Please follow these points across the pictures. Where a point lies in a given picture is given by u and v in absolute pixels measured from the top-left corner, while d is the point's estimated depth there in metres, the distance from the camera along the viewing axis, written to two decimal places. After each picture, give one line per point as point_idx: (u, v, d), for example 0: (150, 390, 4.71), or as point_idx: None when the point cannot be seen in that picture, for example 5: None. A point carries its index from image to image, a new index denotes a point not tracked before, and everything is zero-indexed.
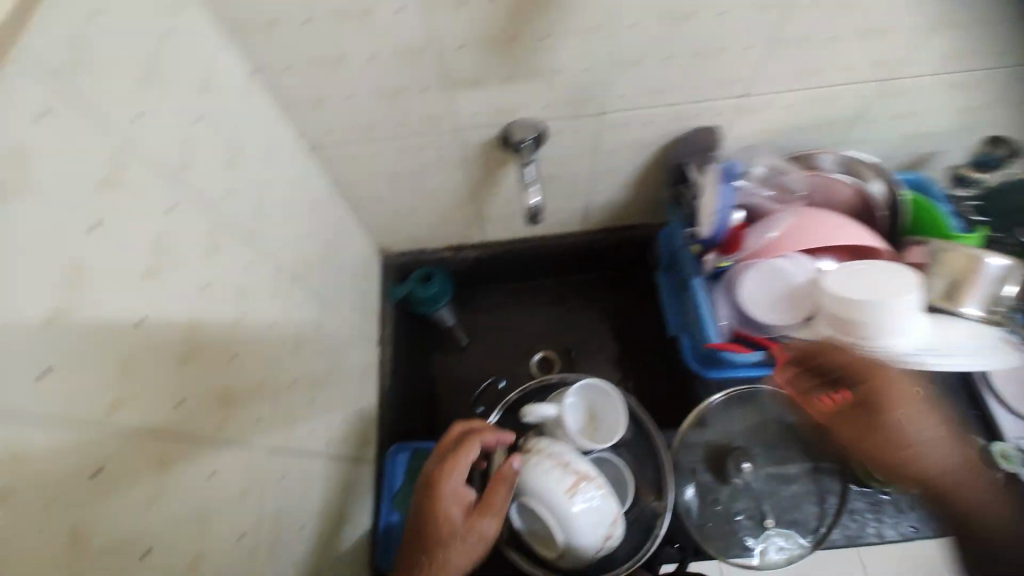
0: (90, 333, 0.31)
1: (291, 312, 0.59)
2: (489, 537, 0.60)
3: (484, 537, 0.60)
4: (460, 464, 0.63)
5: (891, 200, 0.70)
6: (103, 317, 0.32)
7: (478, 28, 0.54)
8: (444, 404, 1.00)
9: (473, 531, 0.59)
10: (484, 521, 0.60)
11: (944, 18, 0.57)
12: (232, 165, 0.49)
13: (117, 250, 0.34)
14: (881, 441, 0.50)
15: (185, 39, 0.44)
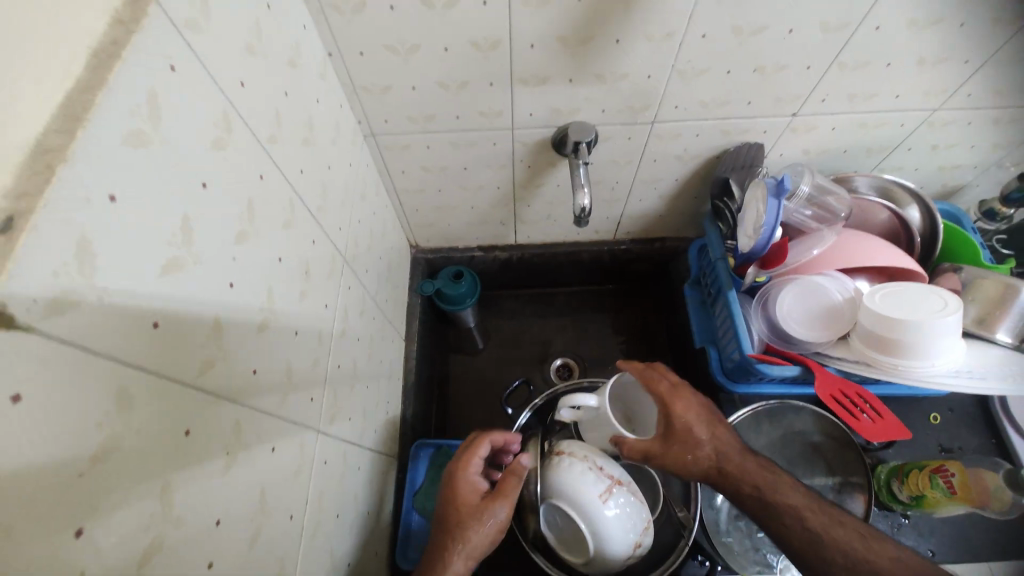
0: (189, 292, 0.31)
1: (342, 294, 0.58)
2: (502, 524, 0.58)
3: (498, 522, 0.58)
4: (467, 461, 0.63)
5: (923, 225, 0.75)
6: (197, 276, 0.31)
7: (555, 27, 0.54)
8: (462, 404, 1.00)
9: (486, 514, 0.58)
10: (497, 505, 0.58)
11: (994, 56, 0.60)
12: (307, 141, 0.50)
13: (215, 209, 0.33)
14: (683, 453, 0.58)
15: (279, 11, 0.44)
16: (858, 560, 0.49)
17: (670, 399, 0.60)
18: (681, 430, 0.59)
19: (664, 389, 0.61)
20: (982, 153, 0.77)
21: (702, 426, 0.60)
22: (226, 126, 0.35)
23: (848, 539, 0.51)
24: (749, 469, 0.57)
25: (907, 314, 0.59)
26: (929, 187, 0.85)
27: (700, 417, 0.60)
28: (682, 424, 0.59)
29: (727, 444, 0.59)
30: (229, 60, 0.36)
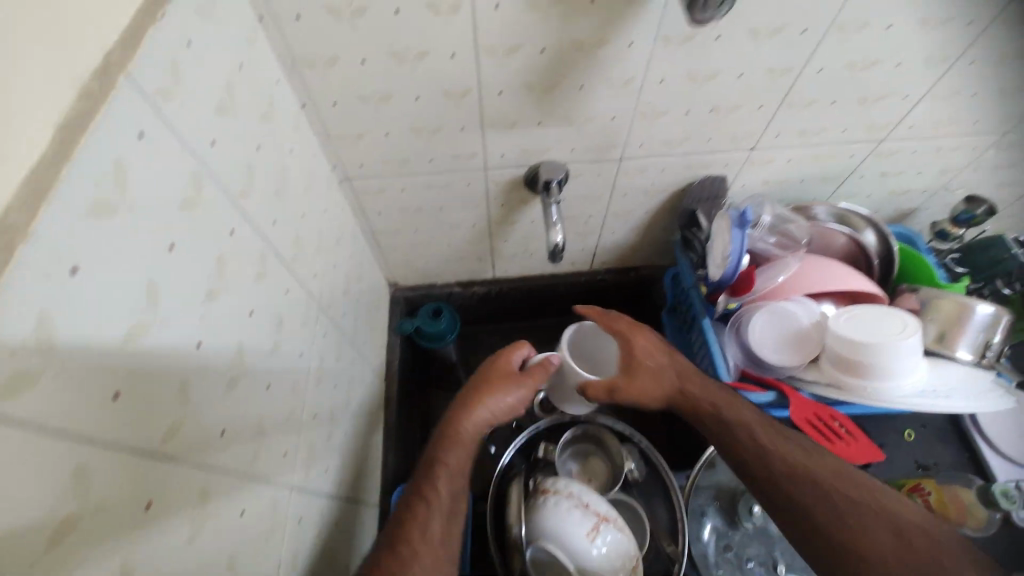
0: (154, 358, 0.30)
1: (317, 339, 0.58)
2: (512, 406, 0.65)
3: (511, 405, 0.65)
4: (490, 369, 0.68)
5: (879, 246, 0.79)
6: (162, 340, 0.31)
7: (521, 76, 0.57)
8: None
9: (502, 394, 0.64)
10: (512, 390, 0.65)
11: (928, 93, 0.65)
12: (280, 191, 0.50)
13: (182, 270, 0.33)
14: (643, 380, 0.65)
15: (251, 69, 0.45)
16: (798, 469, 0.54)
17: (628, 331, 0.68)
18: (643, 362, 0.66)
19: (623, 323, 0.69)
20: (928, 179, 0.82)
21: (660, 359, 0.67)
22: (197, 187, 0.36)
23: (791, 450, 0.56)
24: (708, 392, 0.64)
25: (874, 337, 0.61)
26: (884, 211, 0.90)
27: (659, 349, 0.68)
28: (643, 357, 0.66)
29: (690, 371, 0.66)
30: (201, 122, 0.37)
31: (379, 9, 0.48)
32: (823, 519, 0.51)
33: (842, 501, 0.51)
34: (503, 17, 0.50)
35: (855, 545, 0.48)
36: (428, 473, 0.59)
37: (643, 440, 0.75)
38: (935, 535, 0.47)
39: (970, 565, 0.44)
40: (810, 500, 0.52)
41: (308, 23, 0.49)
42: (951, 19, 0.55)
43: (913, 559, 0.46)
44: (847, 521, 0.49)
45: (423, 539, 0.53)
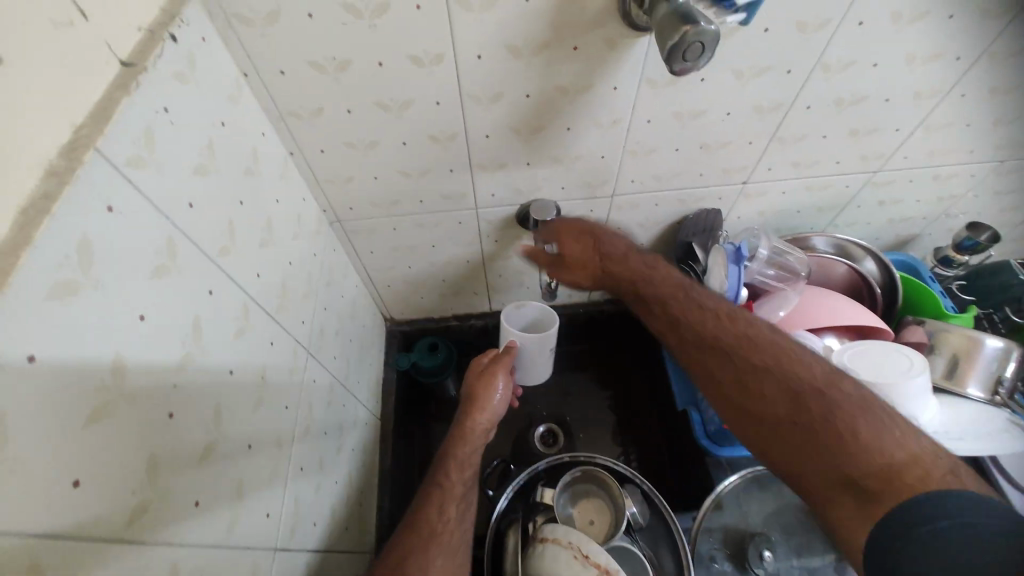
0: (118, 436, 0.30)
1: (304, 387, 0.57)
2: (498, 413, 0.73)
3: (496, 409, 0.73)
4: (472, 375, 0.76)
5: (880, 275, 0.78)
6: (131, 419, 0.31)
7: (507, 121, 0.57)
8: None
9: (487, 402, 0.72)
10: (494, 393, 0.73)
11: (921, 124, 0.64)
12: (265, 242, 0.50)
13: (152, 344, 0.33)
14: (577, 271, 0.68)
15: (233, 126, 0.46)
16: (714, 345, 0.52)
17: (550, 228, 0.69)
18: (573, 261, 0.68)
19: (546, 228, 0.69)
20: (928, 206, 0.80)
21: (587, 252, 0.67)
22: (171, 251, 0.36)
23: (708, 326, 0.53)
24: (638, 271, 0.63)
25: (877, 376, 0.59)
26: (884, 238, 0.89)
27: (586, 239, 0.68)
28: (572, 256, 0.68)
29: (618, 254, 0.66)
30: (179, 185, 0.37)
31: (362, 63, 0.48)
32: (739, 403, 0.47)
33: (749, 371, 0.47)
34: (486, 66, 0.50)
35: (762, 418, 0.45)
36: (443, 468, 0.67)
37: (645, 483, 0.75)
38: (840, 394, 0.41)
39: (863, 426, 0.38)
40: (726, 385, 0.49)
41: (293, 78, 0.49)
42: (938, 54, 0.55)
43: (813, 428, 0.41)
44: (755, 395, 0.46)
45: (442, 525, 0.60)
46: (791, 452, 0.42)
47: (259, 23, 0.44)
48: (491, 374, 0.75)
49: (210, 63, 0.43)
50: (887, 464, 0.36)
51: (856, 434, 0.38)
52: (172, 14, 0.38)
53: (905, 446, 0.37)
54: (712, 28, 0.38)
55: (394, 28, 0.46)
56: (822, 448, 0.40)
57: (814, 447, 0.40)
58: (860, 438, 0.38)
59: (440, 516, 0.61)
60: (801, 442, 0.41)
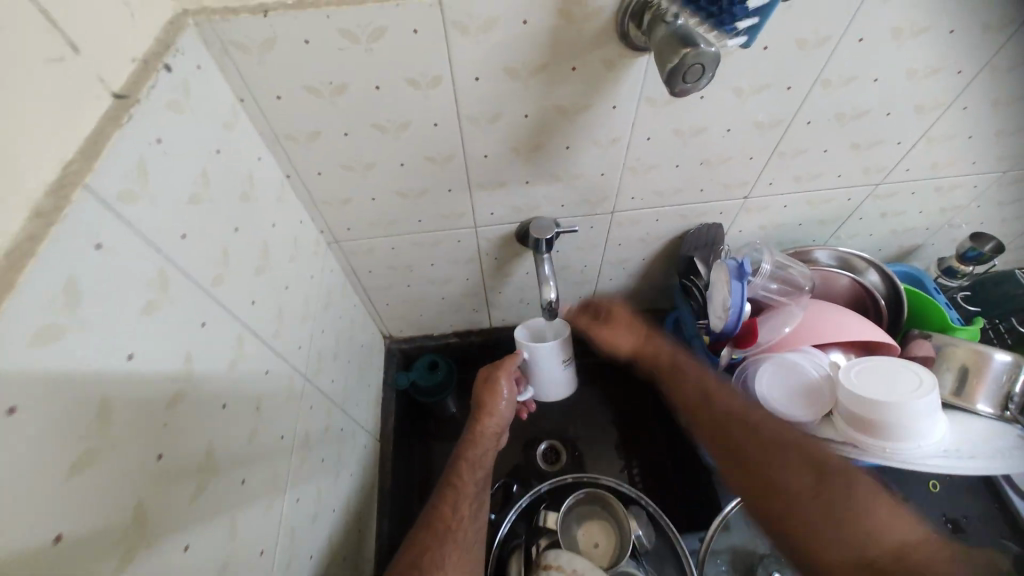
0: (105, 484, 0.29)
1: (301, 414, 0.55)
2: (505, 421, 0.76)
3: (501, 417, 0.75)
4: (477, 385, 0.77)
5: (884, 287, 0.77)
6: (119, 463, 0.30)
7: (505, 140, 0.57)
8: None
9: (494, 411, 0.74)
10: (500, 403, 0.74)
11: (922, 137, 0.64)
12: (261, 268, 0.49)
13: (142, 384, 0.32)
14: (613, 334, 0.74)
15: (229, 152, 0.45)
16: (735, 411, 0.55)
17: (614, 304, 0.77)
18: (624, 323, 0.74)
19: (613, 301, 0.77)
20: (930, 217, 0.80)
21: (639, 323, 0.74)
22: (162, 284, 0.35)
23: (736, 400, 0.57)
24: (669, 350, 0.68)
25: (875, 393, 0.59)
26: (887, 249, 0.88)
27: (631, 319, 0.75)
28: (625, 320, 0.74)
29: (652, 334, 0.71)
30: (173, 216, 0.36)
31: (359, 87, 0.48)
32: (751, 466, 0.49)
33: (768, 438, 0.51)
34: (484, 88, 0.50)
35: (770, 480, 0.47)
36: (455, 469, 0.69)
37: (651, 504, 0.73)
38: (855, 478, 0.44)
39: (874, 508, 0.41)
40: (740, 447, 0.51)
41: (289, 103, 0.49)
42: (939, 69, 0.54)
43: (829, 502, 0.43)
44: (766, 459, 0.49)
45: (453, 520, 0.62)
46: (794, 516, 0.44)
47: (255, 49, 0.43)
48: (496, 385, 0.75)
49: (205, 91, 0.42)
50: (898, 550, 0.38)
51: (865, 516, 0.41)
52: (166, 44, 0.38)
53: (913, 530, 0.40)
54: (712, 50, 0.37)
55: (391, 52, 0.45)
56: (840, 520, 0.42)
57: (830, 519, 0.42)
58: (873, 521, 0.41)
59: (452, 512, 0.63)
60: (806, 508, 0.44)
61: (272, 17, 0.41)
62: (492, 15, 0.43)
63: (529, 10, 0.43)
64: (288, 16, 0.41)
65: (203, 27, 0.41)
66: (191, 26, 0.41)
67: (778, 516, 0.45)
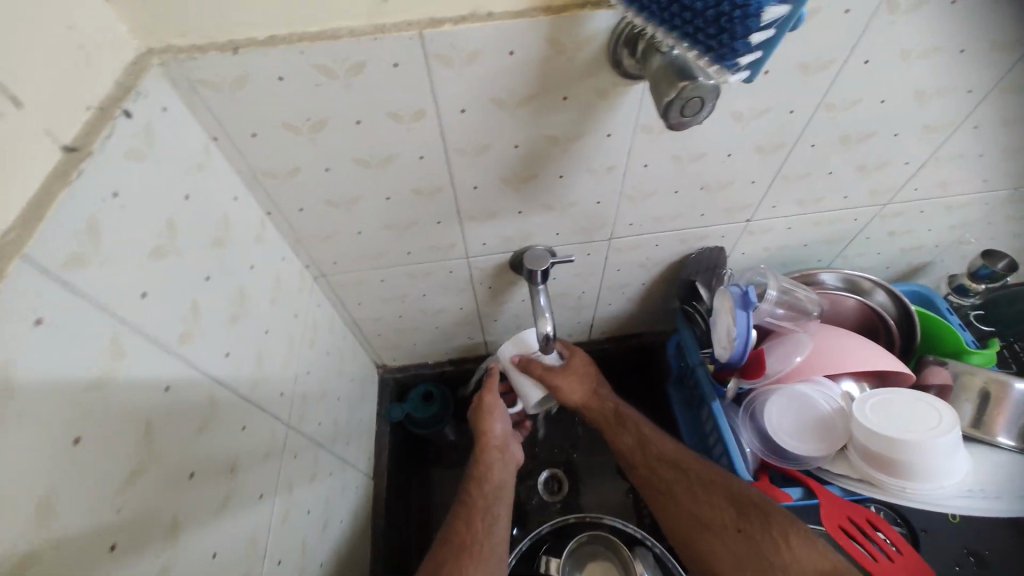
0: None
1: (280, 466, 0.52)
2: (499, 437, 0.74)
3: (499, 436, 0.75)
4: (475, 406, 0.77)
5: (894, 308, 0.73)
6: (65, 556, 0.28)
7: (495, 172, 0.54)
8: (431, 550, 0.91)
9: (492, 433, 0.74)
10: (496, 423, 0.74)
11: (931, 157, 0.61)
12: (236, 315, 0.46)
13: (93, 468, 0.30)
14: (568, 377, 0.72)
15: (200, 195, 0.43)
16: (672, 460, 0.65)
17: (567, 350, 0.73)
18: (575, 374, 0.71)
19: (568, 348, 0.73)
20: (940, 234, 0.77)
21: (588, 374, 0.72)
22: (117, 351, 0.33)
23: (669, 449, 0.66)
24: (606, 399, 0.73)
25: (883, 428, 0.56)
26: (895, 267, 0.85)
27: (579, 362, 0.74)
28: (576, 369, 0.71)
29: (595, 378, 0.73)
30: (129, 275, 0.34)
31: (339, 122, 0.45)
32: (694, 521, 0.59)
33: (700, 482, 0.60)
34: (470, 120, 0.47)
35: (707, 521, 0.58)
36: (479, 491, 0.70)
37: (657, 546, 0.70)
38: (768, 506, 0.55)
39: (790, 533, 0.51)
40: (681, 504, 0.61)
41: (265, 141, 0.46)
42: (948, 89, 0.52)
43: (752, 538, 0.53)
44: (702, 503, 0.59)
45: (472, 534, 0.64)
46: (734, 554, 0.55)
47: (225, 87, 0.41)
48: (489, 404, 0.74)
49: (173, 135, 0.40)
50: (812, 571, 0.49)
51: (780, 542, 0.51)
52: (127, 88, 0.36)
53: (821, 549, 0.50)
54: (711, 82, 0.35)
55: (370, 86, 0.43)
56: (763, 562, 0.52)
57: (759, 562, 0.52)
58: (790, 546, 0.51)
59: (469, 527, 0.65)
60: (738, 544, 0.54)
61: (243, 54, 0.39)
62: (477, 47, 0.41)
63: (515, 41, 0.41)
64: (258, 53, 0.39)
65: (169, 66, 0.39)
66: (157, 65, 0.38)
67: (722, 554, 0.56)
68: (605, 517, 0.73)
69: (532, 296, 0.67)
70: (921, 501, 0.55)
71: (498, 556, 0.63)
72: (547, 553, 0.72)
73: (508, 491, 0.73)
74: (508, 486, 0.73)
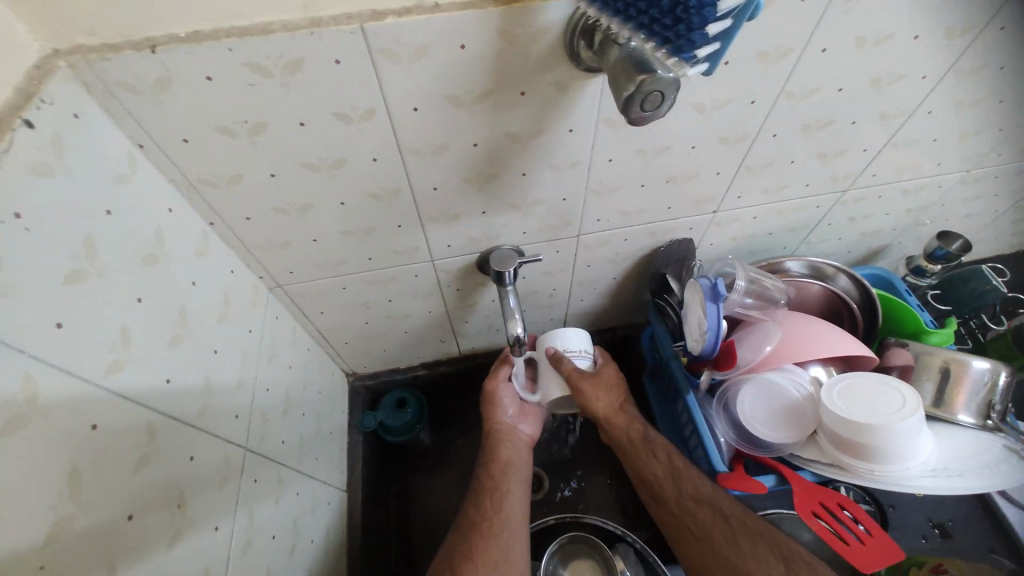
0: None
1: (238, 493, 0.49)
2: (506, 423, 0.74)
3: (510, 425, 0.75)
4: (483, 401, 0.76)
5: (857, 292, 0.75)
6: None
7: (454, 172, 0.52)
8: (414, 560, 0.89)
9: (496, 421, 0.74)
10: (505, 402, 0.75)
11: (888, 143, 0.62)
12: (179, 336, 0.43)
13: (9, 523, 0.27)
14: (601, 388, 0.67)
15: (127, 210, 0.39)
16: (706, 495, 0.59)
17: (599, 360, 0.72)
18: (605, 382, 0.68)
19: (601, 358, 0.72)
20: (898, 218, 0.79)
21: (618, 386, 0.70)
22: (32, 392, 0.29)
23: (698, 477, 0.61)
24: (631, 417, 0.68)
25: (848, 412, 0.58)
26: (856, 251, 0.87)
27: (614, 378, 0.70)
28: (608, 377, 0.69)
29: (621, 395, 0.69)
30: (42, 304, 0.31)
31: (280, 125, 0.42)
32: (720, 563, 0.54)
33: (737, 522, 0.55)
34: (424, 119, 0.45)
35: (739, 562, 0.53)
36: (486, 472, 0.69)
37: (637, 541, 0.71)
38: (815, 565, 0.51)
39: None
40: (710, 543, 0.56)
41: (200, 147, 0.42)
42: (903, 76, 0.52)
43: None
44: (738, 545, 0.54)
45: (481, 514, 0.63)
46: None
47: (147, 90, 0.37)
48: (491, 391, 0.75)
49: (88, 145, 0.36)
50: None
51: None
52: (28, 95, 0.32)
53: None
54: (671, 75, 0.33)
55: (311, 86, 0.39)
56: None
57: None
58: None
59: (478, 508, 0.64)
60: None
61: (162, 53, 0.35)
62: (425, 41, 0.38)
63: (465, 34, 0.38)
64: (181, 51, 0.35)
65: (80, 68, 0.35)
66: (65, 68, 0.34)
67: None
68: (586, 517, 0.74)
69: (500, 296, 0.65)
70: (890, 482, 0.56)
71: (513, 530, 0.62)
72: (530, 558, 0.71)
73: (521, 470, 0.70)
74: (520, 465, 0.71)
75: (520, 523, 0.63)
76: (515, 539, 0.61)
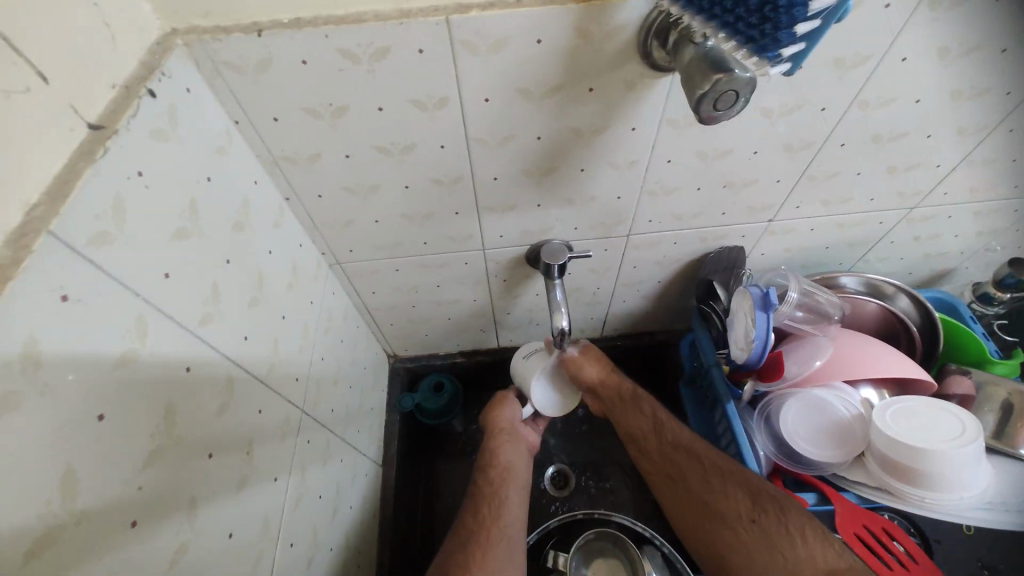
0: (73, 547, 0.28)
1: (294, 451, 0.52)
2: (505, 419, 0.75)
3: (507, 422, 0.75)
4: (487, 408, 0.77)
5: (916, 314, 0.72)
6: (91, 528, 0.29)
7: (516, 164, 0.53)
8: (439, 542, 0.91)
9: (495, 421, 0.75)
10: (504, 411, 0.75)
11: (966, 159, 0.59)
12: (256, 299, 0.47)
13: (119, 445, 0.31)
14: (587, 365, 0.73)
15: (222, 180, 0.43)
16: (687, 448, 0.64)
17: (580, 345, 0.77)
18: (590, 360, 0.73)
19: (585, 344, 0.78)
20: (967, 241, 0.75)
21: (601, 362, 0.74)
22: (141, 331, 0.33)
23: (684, 437, 0.66)
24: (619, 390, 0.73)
25: (903, 436, 0.55)
26: (918, 272, 0.83)
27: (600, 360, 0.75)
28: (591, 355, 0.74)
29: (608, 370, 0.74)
30: (151, 257, 0.34)
31: (361, 108, 0.45)
32: (700, 506, 0.60)
33: (711, 467, 0.60)
34: (494, 110, 0.47)
35: (715, 505, 0.58)
36: (485, 476, 0.71)
37: (665, 545, 0.70)
38: (784, 500, 0.54)
39: (805, 529, 0.50)
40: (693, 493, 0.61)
41: (290, 126, 0.46)
42: (987, 90, 0.50)
43: (763, 527, 0.53)
44: (713, 488, 0.59)
45: (479, 524, 0.64)
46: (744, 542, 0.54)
47: (249, 71, 0.41)
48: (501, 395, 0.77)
49: (195, 117, 0.40)
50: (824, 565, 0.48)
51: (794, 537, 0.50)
52: (151, 68, 0.36)
53: (842, 554, 0.48)
54: (748, 74, 0.33)
55: (393, 72, 0.42)
56: (777, 554, 0.51)
57: (771, 555, 0.51)
58: (804, 541, 0.50)
59: (477, 516, 0.65)
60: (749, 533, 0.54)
61: (267, 37, 0.38)
62: (504, 34, 0.40)
63: (543, 29, 0.40)
64: (284, 35, 0.38)
65: (194, 47, 0.38)
66: (181, 46, 0.38)
67: (726, 536, 0.57)
68: (615, 517, 0.74)
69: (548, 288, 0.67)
70: (940, 511, 0.55)
71: (508, 542, 0.62)
72: (553, 549, 0.73)
73: (517, 470, 0.72)
74: (520, 468, 0.73)
75: (518, 532, 0.64)
76: (511, 547, 0.61)
